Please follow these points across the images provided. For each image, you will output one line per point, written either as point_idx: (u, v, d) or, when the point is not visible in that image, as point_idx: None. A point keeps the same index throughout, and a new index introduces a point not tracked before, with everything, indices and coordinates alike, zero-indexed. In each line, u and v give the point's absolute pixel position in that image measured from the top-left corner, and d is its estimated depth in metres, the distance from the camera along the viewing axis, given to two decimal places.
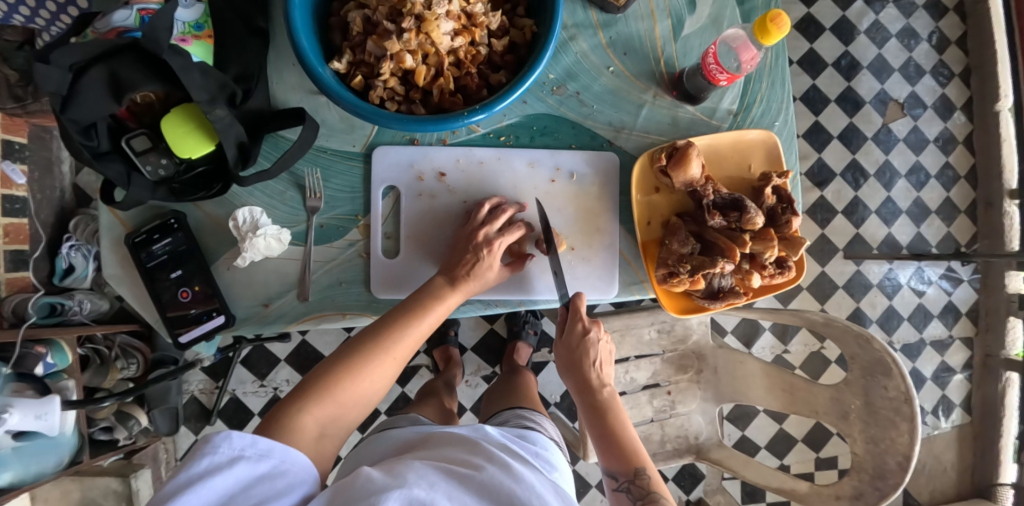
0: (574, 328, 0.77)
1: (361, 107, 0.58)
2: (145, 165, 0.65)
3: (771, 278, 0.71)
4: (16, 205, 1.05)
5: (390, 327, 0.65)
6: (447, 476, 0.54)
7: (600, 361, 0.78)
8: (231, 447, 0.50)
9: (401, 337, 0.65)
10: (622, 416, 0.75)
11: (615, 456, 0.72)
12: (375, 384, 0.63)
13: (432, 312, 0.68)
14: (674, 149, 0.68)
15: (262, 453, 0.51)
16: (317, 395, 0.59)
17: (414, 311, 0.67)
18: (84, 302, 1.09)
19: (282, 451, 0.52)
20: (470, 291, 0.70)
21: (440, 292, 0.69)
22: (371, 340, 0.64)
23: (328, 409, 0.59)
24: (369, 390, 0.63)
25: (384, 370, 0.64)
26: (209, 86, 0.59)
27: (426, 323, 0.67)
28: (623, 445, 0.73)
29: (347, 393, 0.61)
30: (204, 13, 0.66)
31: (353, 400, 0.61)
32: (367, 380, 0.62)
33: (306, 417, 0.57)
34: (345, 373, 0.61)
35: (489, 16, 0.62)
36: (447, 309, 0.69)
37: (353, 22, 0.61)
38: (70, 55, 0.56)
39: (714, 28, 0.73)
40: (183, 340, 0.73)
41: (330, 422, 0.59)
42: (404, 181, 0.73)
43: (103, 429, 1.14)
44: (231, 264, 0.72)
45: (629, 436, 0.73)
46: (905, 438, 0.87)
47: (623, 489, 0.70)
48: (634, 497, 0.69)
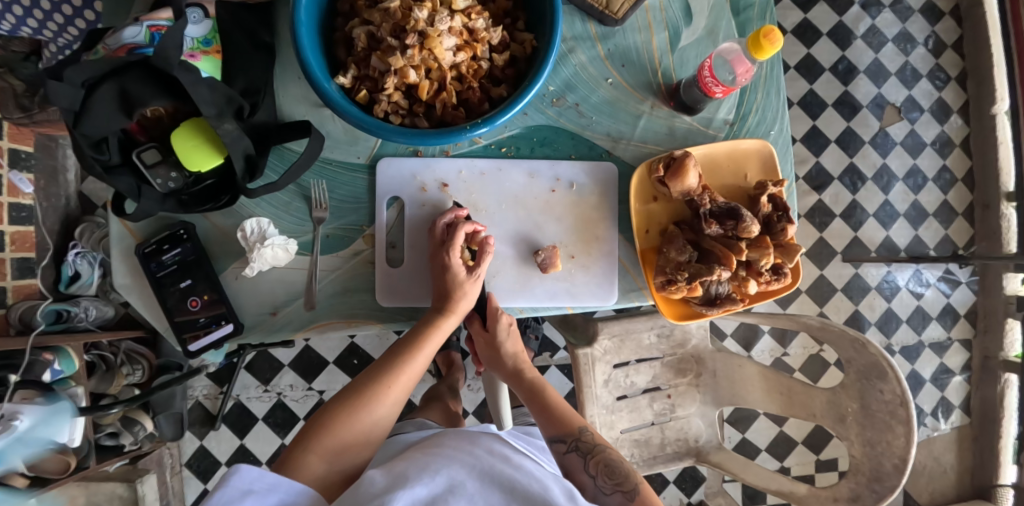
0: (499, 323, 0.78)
1: (365, 120, 0.60)
2: (155, 178, 0.67)
3: (767, 284, 0.73)
4: (22, 213, 1.07)
5: (387, 365, 0.71)
6: (449, 466, 0.57)
7: (520, 351, 0.83)
8: (242, 482, 0.55)
9: (397, 371, 0.70)
10: (550, 391, 0.79)
11: (556, 424, 0.75)
12: (379, 417, 0.68)
13: (426, 340, 0.72)
14: (672, 159, 0.69)
15: (269, 486, 0.56)
16: (317, 434, 0.64)
17: (409, 345, 0.72)
18: (90, 308, 1.10)
19: (287, 485, 0.57)
20: (461, 312, 0.73)
21: (430, 318, 0.73)
22: (369, 380, 0.70)
23: (332, 445, 0.64)
24: (372, 424, 0.68)
25: (385, 404, 0.69)
26: (216, 100, 0.61)
27: (422, 354, 0.72)
28: (561, 414, 0.76)
29: (351, 430, 0.66)
30: (211, 29, 0.67)
31: (355, 437, 0.66)
32: (368, 413, 0.67)
33: (310, 456, 0.62)
34: (343, 411, 0.66)
35: (490, 31, 0.64)
36: (442, 334, 0.73)
37: (357, 38, 0.63)
38: (82, 72, 0.57)
39: (710, 39, 0.74)
40: (192, 348, 0.74)
41: (336, 458, 0.64)
42: (407, 191, 0.74)
43: (109, 435, 1.16)
44: (239, 274, 0.74)
45: (564, 406, 0.77)
46: (900, 441, 0.89)
47: (572, 449, 0.72)
48: (583, 453, 0.72)
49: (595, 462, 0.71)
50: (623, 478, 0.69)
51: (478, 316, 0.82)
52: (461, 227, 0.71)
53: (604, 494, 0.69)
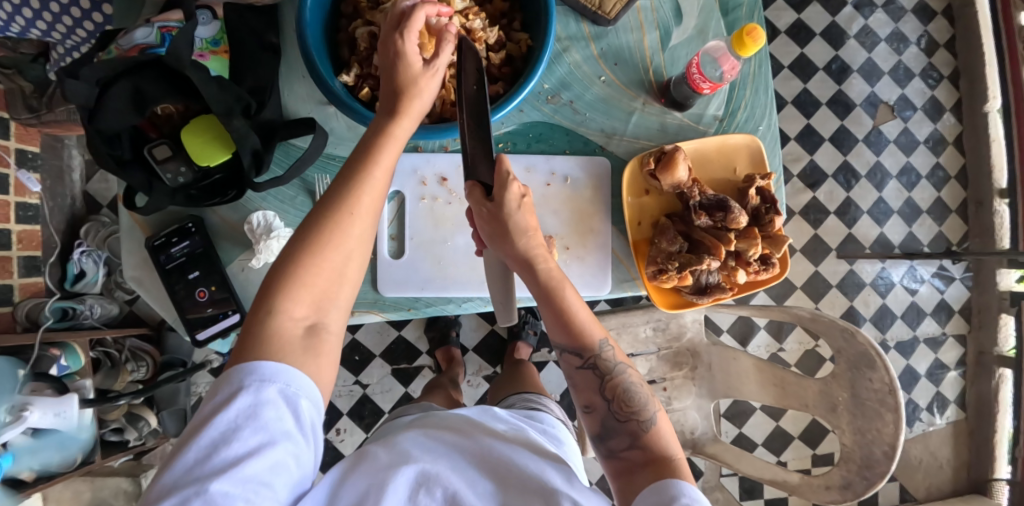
0: (509, 192, 0.63)
1: (368, 117, 0.63)
2: (165, 173, 0.70)
3: (756, 274, 0.75)
4: (29, 212, 1.09)
5: (336, 188, 0.55)
6: (451, 447, 0.60)
7: (534, 227, 0.66)
8: (233, 381, 0.48)
9: (355, 191, 0.55)
10: (566, 287, 0.66)
11: (573, 334, 0.66)
12: (348, 248, 0.54)
13: (376, 149, 0.57)
14: (662, 153, 0.72)
15: (262, 379, 0.48)
16: (280, 287, 0.52)
17: (356, 158, 0.57)
18: (95, 306, 1.14)
19: (282, 372, 0.49)
20: (416, 111, 0.59)
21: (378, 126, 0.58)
22: (318, 210, 0.55)
23: (301, 292, 0.52)
24: (341, 256, 0.54)
25: (351, 233, 0.55)
26: (226, 99, 0.65)
27: (376, 165, 0.56)
28: (577, 319, 0.66)
29: (320, 270, 0.53)
30: (221, 30, 0.72)
31: (324, 278, 0.53)
32: (334, 246, 0.53)
33: (283, 318, 0.51)
34: (303, 252, 0.53)
35: (487, 31, 0.66)
36: (397, 143, 0.58)
37: (360, 38, 0.66)
38: (96, 71, 0.61)
39: (700, 38, 0.77)
40: (199, 338, 0.77)
41: (316, 305, 0.53)
42: (408, 186, 0.77)
43: (113, 430, 1.18)
44: (245, 265, 0.77)
45: (581, 309, 0.67)
46: (890, 429, 0.91)
47: (586, 366, 0.66)
48: (599, 374, 0.66)
49: (610, 388, 0.66)
50: (641, 406, 0.65)
51: (481, 183, 0.65)
52: (421, 6, 0.57)
53: (616, 420, 0.65)
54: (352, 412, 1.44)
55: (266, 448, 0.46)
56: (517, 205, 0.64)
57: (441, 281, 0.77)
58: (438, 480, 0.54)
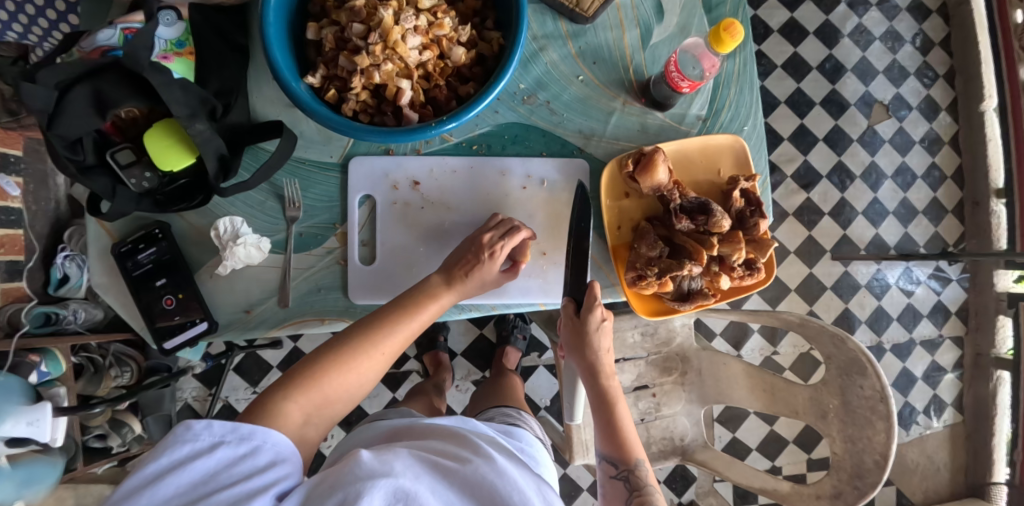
0: (593, 315, 0.73)
1: (332, 119, 0.60)
2: (129, 178, 0.67)
3: (740, 279, 0.73)
4: (11, 216, 1.06)
5: (388, 323, 0.66)
6: (432, 466, 0.56)
7: (607, 350, 0.76)
8: (212, 433, 0.52)
9: (395, 340, 0.66)
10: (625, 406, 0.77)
11: (617, 446, 0.74)
12: (367, 377, 0.64)
13: (422, 309, 0.68)
14: (641, 155, 0.70)
15: (242, 436, 0.53)
16: (306, 383, 0.60)
17: (410, 310, 0.67)
18: (78, 311, 1.06)
19: (264, 434, 0.54)
20: (465, 291, 0.71)
21: (434, 290, 0.69)
22: (363, 333, 0.65)
23: (316, 396, 0.60)
24: (358, 383, 0.63)
25: (374, 368, 0.64)
26: (190, 102, 0.62)
27: (419, 323, 0.68)
28: (625, 435, 0.75)
29: (336, 386, 0.61)
30: (185, 31, 0.68)
31: (338, 392, 0.62)
32: (361, 373, 0.63)
33: (289, 404, 0.58)
34: (333, 366, 0.62)
35: (457, 29, 0.64)
36: (438, 309, 0.70)
37: (325, 38, 0.63)
38: (55, 74, 0.58)
39: (681, 35, 0.75)
40: (168, 347, 0.74)
41: (314, 410, 0.60)
42: (380, 190, 0.74)
43: (96, 437, 1.17)
44: (213, 272, 0.74)
45: (631, 428, 0.75)
46: (881, 437, 0.89)
47: (619, 477, 0.73)
48: (630, 487, 0.72)
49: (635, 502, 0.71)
50: None
51: (574, 300, 0.74)
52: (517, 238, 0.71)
53: None
54: (339, 417, 1.42)
55: (236, 492, 0.49)
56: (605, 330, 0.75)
57: None
58: (415, 499, 0.50)
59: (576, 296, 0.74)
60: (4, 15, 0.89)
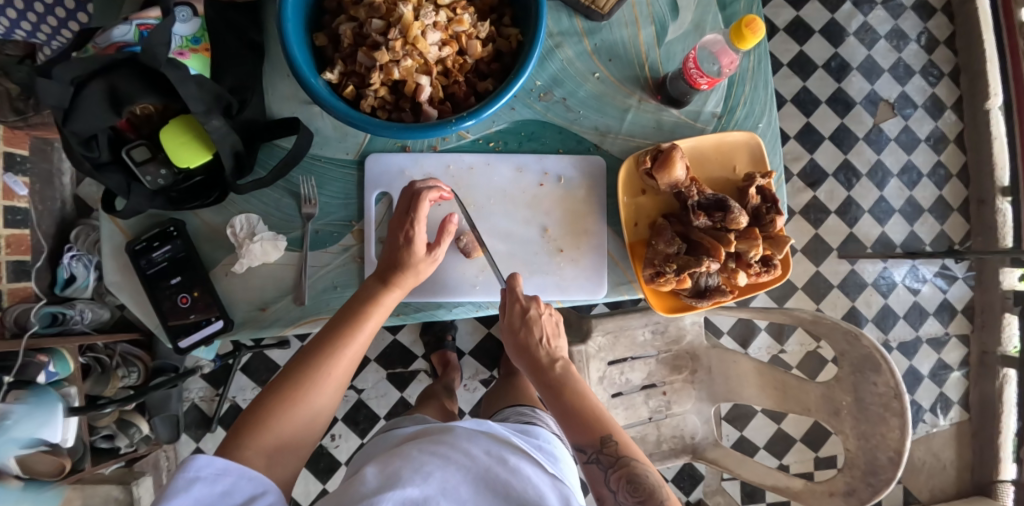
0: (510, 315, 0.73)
1: (352, 115, 0.60)
2: (145, 175, 0.67)
3: (757, 276, 0.72)
4: (18, 216, 1.04)
5: (326, 342, 0.63)
6: (443, 467, 0.60)
7: (548, 338, 0.73)
8: (184, 470, 0.51)
9: (335, 355, 0.63)
10: (579, 385, 0.72)
11: (581, 428, 0.68)
12: (320, 406, 0.61)
13: (361, 315, 0.66)
14: (659, 151, 0.69)
15: (218, 472, 0.52)
16: (250, 429, 0.57)
17: (348, 319, 0.65)
18: (85, 311, 1.08)
19: (240, 468, 0.53)
20: (405, 287, 0.69)
21: (371, 292, 0.67)
22: (303, 362, 0.62)
23: (269, 438, 0.57)
24: (311, 414, 0.61)
25: (325, 393, 0.62)
26: (205, 98, 0.61)
27: (364, 330, 0.65)
28: (585, 416, 0.69)
29: (287, 421, 0.59)
30: (200, 27, 0.70)
31: (293, 428, 0.59)
32: (312, 405, 0.60)
33: (248, 452, 0.56)
34: (279, 403, 0.59)
35: (476, 25, 0.64)
36: (382, 311, 0.67)
37: (344, 34, 0.63)
38: (71, 69, 0.57)
39: (696, 33, 0.75)
40: (183, 346, 0.73)
41: (277, 450, 0.57)
42: (396, 187, 0.74)
43: (104, 437, 1.16)
44: (229, 270, 0.73)
45: (591, 405, 0.69)
46: (895, 434, 0.89)
47: (593, 461, 0.67)
48: (605, 467, 0.66)
49: (618, 477, 0.65)
50: (651, 492, 0.64)
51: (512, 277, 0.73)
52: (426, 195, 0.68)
53: None
54: (347, 417, 1.42)
55: None
56: (537, 314, 0.73)
57: (430, 285, 0.74)
58: None
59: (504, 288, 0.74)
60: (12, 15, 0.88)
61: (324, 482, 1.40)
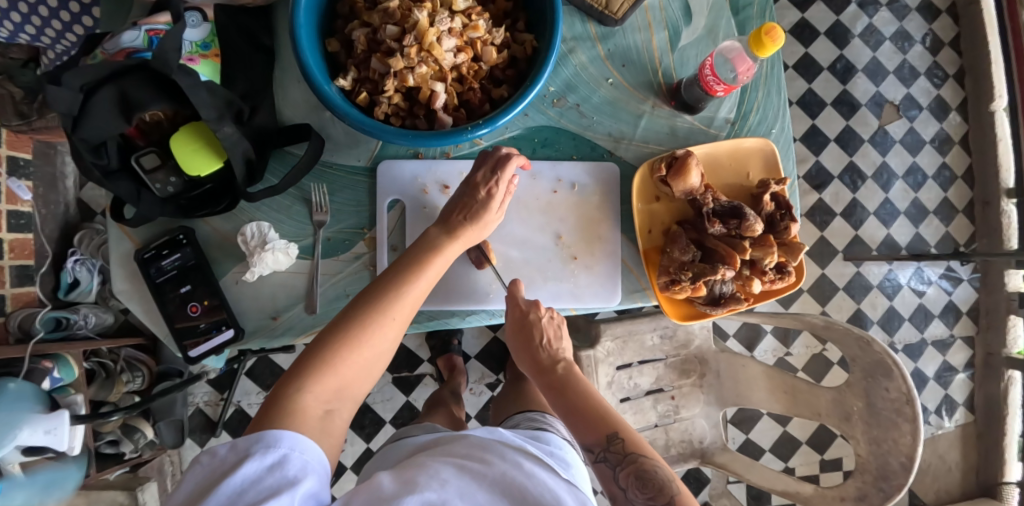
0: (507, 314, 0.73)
1: (365, 122, 0.59)
2: (154, 183, 0.66)
3: (771, 283, 0.72)
4: (21, 220, 1.02)
5: (392, 286, 0.63)
6: (460, 474, 0.60)
7: (552, 340, 0.74)
8: (236, 448, 0.51)
9: (402, 299, 0.63)
10: (583, 385, 0.72)
11: (586, 427, 0.68)
12: (381, 349, 0.61)
13: (427, 263, 0.65)
14: (674, 158, 0.69)
15: (268, 446, 0.51)
16: (316, 370, 0.57)
17: (414, 266, 0.64)
18: (89, 316, 1.10)
19: (291, 439, 0.52)
20: (467, 240, 0.69)
21: (437, 242, 0.67)
22: (368, 303, 0.61)
23: (331, 382, 0.58)
24: (372, 357, 0.61)
25: (386, 337, 0.61)
26: (217, 104, 0.60)
27: (427, 279, 0.65)
28: (591, 414, 0.68)
29: (348, 364, 0.59)
30: (211, 32, 0.68)
31: (354, 371, 0.60)
32: (373, 348, 0.60)
33: (308, 397, 0.56)
34: (343, 345, 0.59)
35: (491, 31, 0.64)
36: (445, 260, 0.67)
37: (357, 40, 0.63)
38: (79, 76, 0.56)
39: (710, 38, 0.74)
40: (191, 355, 0.73)
41: (334, 397, 0.58)
42: (409, 194, 0.74)
43: (109, 442, 1.15)
44: (239, 278, 0.73)
45: (596, 403, 0.69)
46: (907, 439, 0.88)
47: (602, 459, 0.66)
48: (613, 464, 0.65)
49: (627, 473, 0.64)
50: (662, 486, 0.63)
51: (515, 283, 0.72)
52: (513, 159, 0.69)
53: None
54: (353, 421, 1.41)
55: None
56: (537, 318, 0.72)
57: (443, 293, 0.74)
58: None
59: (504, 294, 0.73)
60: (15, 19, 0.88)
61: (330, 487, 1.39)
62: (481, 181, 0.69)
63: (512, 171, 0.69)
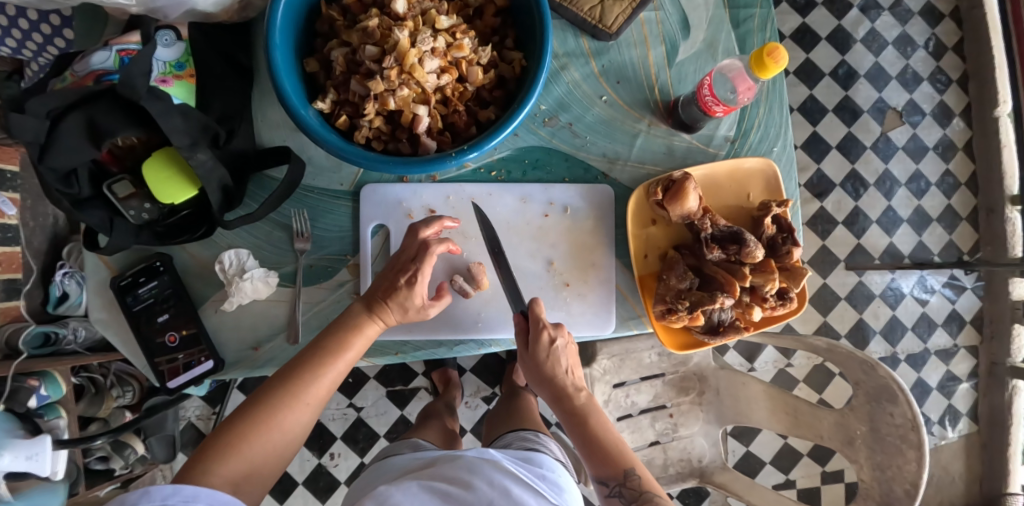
0: (539, 341, 0.68)
1: (344, 148, 0.56)
2: (127, 210, 0.63)
3: (772, 310, 0.69)
4: (8, 234, 0.94)
5: (308, 365, 0.60)
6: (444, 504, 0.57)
7: (572, 366, 0.72)
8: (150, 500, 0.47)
9: (317, 379, 0.60)
10: (601, 417, 0.70)
11: (601, 460, 0.67)
12: (293, 434, 0.58)
13: (346, 344, 0.63)
14: (670, 182, 0.66)
15: (186, 499, 0.48)
16: (222, 451, 0.54)
17: (332, 347, 0.62)
18: (79, 329, 0.99)
19: (210, 495, 0.49)
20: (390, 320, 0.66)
21: (358, 322, 0.64)
22: (282, 381, 0.59)
23: (238, 464, 0.54)
24: (283, 442, 0.57)
25: (300, 417, 0.59)
26: (190, 129, 0.58)
27: (346, 359, 0.62)
28: (608, 446, 0.67)
29: (258, 448, 0.55)
30: (185, 52, 0.65)
31: (267, 453, 0.56)
32: (284, 434, 0.57)
33: (213, 478, 0.52)
34: (254, 424, 0.56)
35: (477, 51, 0.61)
36: (366, 340, 0.64)
37: (336, 61, 0.60)
38: (45, 102, 0.54)
39: (709, 52, 0.71)
40: (171, 385, 0.70)
41: (244, 478, 0.54)
42: (394, 219, 0.71)
43: (99, 459, 1.12)
44: (219, 307, 0.70)
45: (613, 437, 0.68)
46: (912, 466, 0.85)
47: (615, 494, 0.65)
48: (627, 501, 0.64)
49: None
50: None
51: (524, 314, 0.69)
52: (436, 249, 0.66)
53: None
54: (346, 436, 1.38)
55: None
56: (561, 344, 0.69)
57: (432, 320, 0.72)
58: None
59: (521, 314, 0.69)
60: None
61: (323, 502, 1.36)
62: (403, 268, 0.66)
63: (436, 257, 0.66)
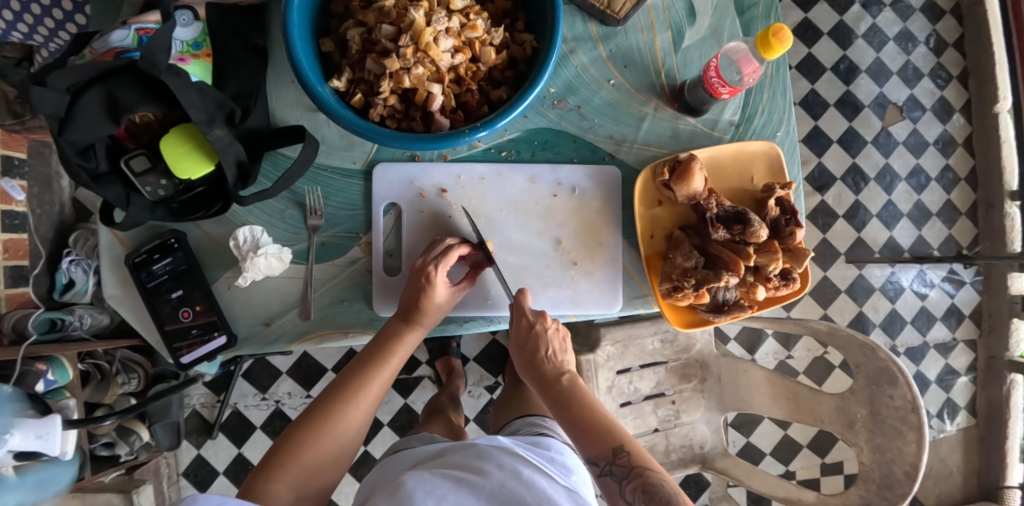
0: (517, 328, 0.72)
1: (360, 124, 0.58)
2: (144, 186, 0.65)
3: (775, 290, 0.71)
4: (16, 220, 0.93)
5: (354, 379, 0.67)
6: (457, 488, 0.58)
7: (556, 350, 0.72)
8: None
9: (365, 386, 0.67)
10: (587, 396, 0.69)
11: (590, 439, 0.65)
12: (345, 438, 0.65)
13: (389, 354, 0.69)
14: (677, 162, 0.68)
15: None
16: (283, 460, 0.60)
17: (375, 358, 0.68)
18: (85, 316, 0.97)
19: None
20: (430, 325, 0.70)
21: (397, 331, 0.69)
22: (333, 396, 0.66)
23: (298, 469, 0.61)
24: (339, 446, 0.64)
25: (351, 425, 0.65)
26: (207, 106, 0.59)
27: (389, 367, 0.69)
28: (597, 426, 0.66)
29: (314, 453, 0.62)
30: (202, 32, 0.66)
31: (324, 459, 0.63)
32: (335, 438, 0.64)
33: (277, 485, 0.59)
34: (309, 433, 0.63)
35: (490, 31, 0.62)
36: (409, 346, 0.70)
37: (351, 40, 0.61)
38: (67, 76, 0.54)
39: (714, 38, 0.73)
40: (185, 360, 0.71)
41: (305, 483, 0.61)
42: (405, 197, 0.73)
43: (103, 445, 1.10)
44: (232, 283, 0.71)
45: (599, 415, 0.67)
46: (911, 448, 0.86)
47: (607, 472, 0.63)
48: (619, 479, 0.62)
49: (632, 488, 0.61)
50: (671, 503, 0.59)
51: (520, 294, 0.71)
52: (455, 247, 0.70)
53: None
54: None
55: None
56: (544, 328, 0.71)
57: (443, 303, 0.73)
58: None
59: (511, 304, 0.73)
60: (7, 15, 0.79)
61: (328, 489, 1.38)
62: (423, 267, 0.69)
63: (454, 257, 0.70)
